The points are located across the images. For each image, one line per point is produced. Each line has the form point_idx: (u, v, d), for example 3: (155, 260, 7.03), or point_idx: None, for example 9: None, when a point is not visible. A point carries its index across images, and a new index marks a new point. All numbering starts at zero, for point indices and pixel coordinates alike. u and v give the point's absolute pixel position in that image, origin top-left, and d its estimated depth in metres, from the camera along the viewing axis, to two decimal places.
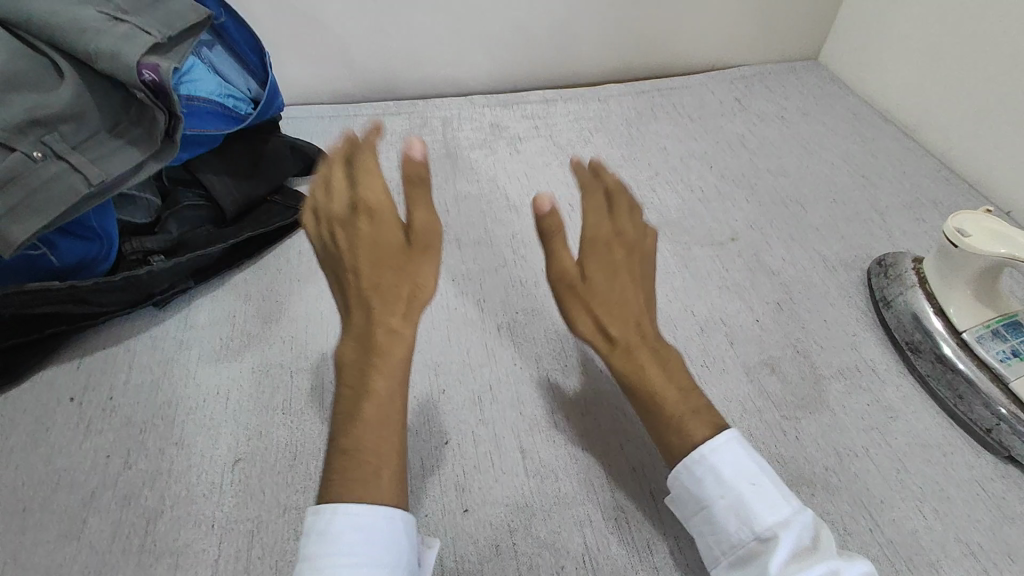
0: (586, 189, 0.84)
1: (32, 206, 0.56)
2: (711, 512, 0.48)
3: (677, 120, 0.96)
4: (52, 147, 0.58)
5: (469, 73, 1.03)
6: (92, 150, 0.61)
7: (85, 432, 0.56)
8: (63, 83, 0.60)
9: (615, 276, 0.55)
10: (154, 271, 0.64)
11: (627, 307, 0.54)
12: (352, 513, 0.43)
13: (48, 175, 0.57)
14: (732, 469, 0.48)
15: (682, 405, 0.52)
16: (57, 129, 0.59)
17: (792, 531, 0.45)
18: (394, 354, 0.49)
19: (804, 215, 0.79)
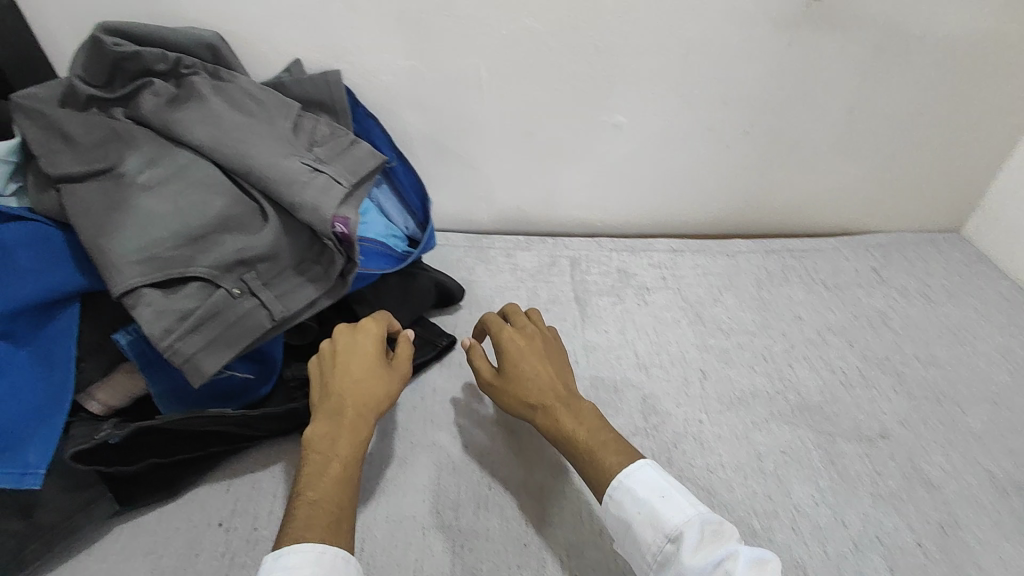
0: (718, 354, 0.82)
1: (227, 341, 0.63)
2: (630, 527, 0.56)
3: (811, 287, 0.95)
4: (249, 284, 0.65)
5: (600, 217, 1.06)
6: (279, 287, 0.67)
7: (230, 564, 0.59)
8: (267, 226, 0.68)
9: (522, 356, 0.69)
10: (311, 406, 0.68)
11: (540, 382, 0.67)
12: (316, 550, 0.50)
13: (242, 309, 0.64)
14: (644, 487, 0.57)
15: (595, 440, 0.63)
16: (255, 267, 0.66)
17: (695, 528, 0.53)
18: (354, 430, 0.60)
19: (962, 416, 0.74)
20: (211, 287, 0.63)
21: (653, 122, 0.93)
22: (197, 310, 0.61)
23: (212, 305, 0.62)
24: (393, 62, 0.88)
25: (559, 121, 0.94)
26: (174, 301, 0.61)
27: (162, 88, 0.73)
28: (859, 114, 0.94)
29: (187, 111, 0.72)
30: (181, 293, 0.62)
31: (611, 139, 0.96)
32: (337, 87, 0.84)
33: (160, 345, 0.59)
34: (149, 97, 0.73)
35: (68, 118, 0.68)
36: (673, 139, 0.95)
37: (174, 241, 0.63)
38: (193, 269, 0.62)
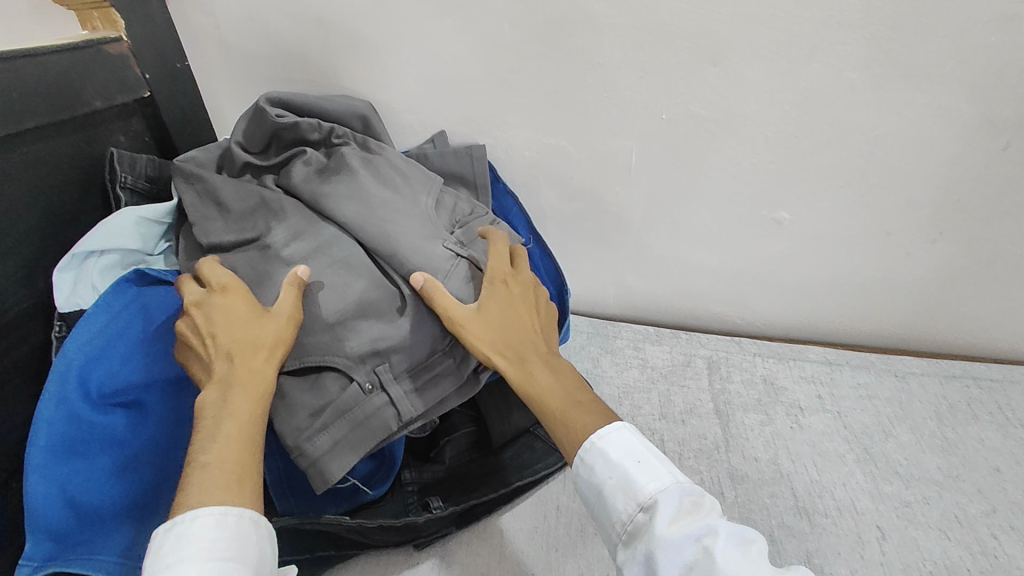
0: (898, 508, 0.69)
1: (353, 442, 0.58)
2: (602, 493, 0.51)
3: (1008, 429, 0.79)
4: (381, 378, 0.60)
5: (741, 315, 0.96)
6: (412, 382, 0.62)
7: None
8: (405, 315, 0.63)
9: (507, 306, 0.64)
10: (430, 518, 0.61)
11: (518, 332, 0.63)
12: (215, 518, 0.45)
13: (371, 407, 0.59)
14: (618, 450, 0.51)
15: (568, 399, 0.58)
16: (389, 359, 0.62)
17: (672, 496, 0.47)
18: (254, 388, 0.53)
19: None
20: (345, 378, 0.60)
21: (823, 222, 0.84)
22: (327, 408, 0.59)
23: (341, 402, 0.59)
24: (540, 140, 0.84)
25: (711, 211, 0.87)
26: (307, 397, 0.59)
27: (311, 158, 0.71)
28: None
29: (332, 181, 0.68)
30: (314, 387, 0.60)
31: (767, 235, 0.87)
32: (480, 161, 0.81)
33: (292, 443, 0.58)
34: (298, 166, 0.70)
35: (223, 185, 0.68)
36: (839, 240, 0.85)
37: (313, 329, 0.61)
38: (329, 357, 0.60)
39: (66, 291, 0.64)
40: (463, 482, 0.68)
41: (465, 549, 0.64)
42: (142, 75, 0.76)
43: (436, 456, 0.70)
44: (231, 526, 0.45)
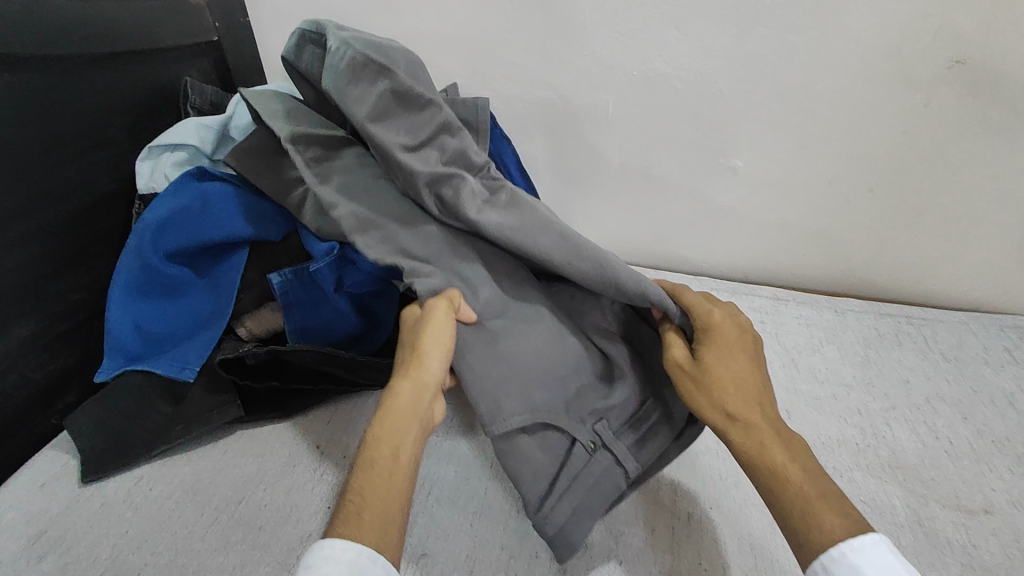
0: (808, 399, 0.81)
1: (590, 504, 0.63)
2: None
3: (926, 354, 0.89)
4: (602, 437, 0.65)
5: (705, 257, 1.08)
6: (632, 437, 0.66)
7: (319, 479, 0.67)
8: (617, 384, 0.67)
9: (724, 355, 0.59)
10: None
11: (745, 389, 0.58)
12: (328, 550, 0.46)
13: (598, 467, 0.64)
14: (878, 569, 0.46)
15: (805, 473, 0.52)
16: (606, 417, 0.66)
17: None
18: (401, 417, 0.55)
19: None
20: (567, 437, 0.65)
21: (775, 170, 0.95)
22: (560, 469, 0.64)
23: (574, 463, 0.64)
24: (531, 93, 0.99)
25: (675, 157, 0.98)
26: (539, 458, 0.64)
27: (473, 184, 0.67)
28: (1004, 184, 0.88)
29: (508, 217, 0.65)
30: (540, 446, 0.64)
31: (724, 182, 0.99)
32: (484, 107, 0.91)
33: (537, 514, 0.62)
34: (458, 189, 0.65)
35: (385, 216, 0.68)
36: (788, 186, 0.96)
37: (543, 389, 0.64)
38: (556, 418, 0.64)
39: (146, 178, 0.82)
40: None
41: None
42: (214, 23, 0.96)
43: None
44: (345, 562, 0.46)
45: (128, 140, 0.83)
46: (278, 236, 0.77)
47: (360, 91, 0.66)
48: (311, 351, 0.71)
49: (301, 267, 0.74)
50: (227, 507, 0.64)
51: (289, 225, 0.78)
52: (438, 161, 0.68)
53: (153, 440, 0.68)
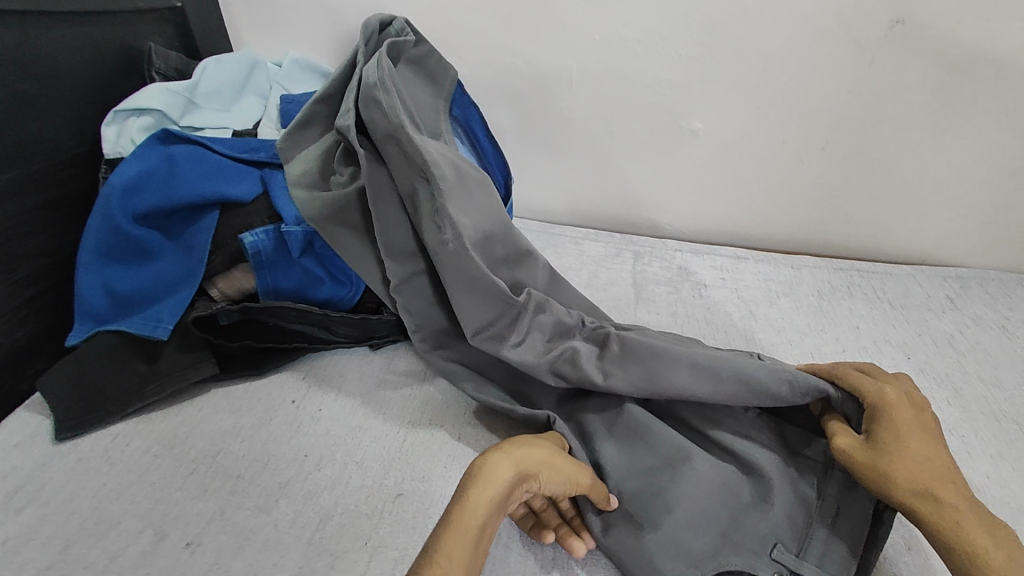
0: (765, 346, 0.85)
1: None
2: None
3: (874, 303, 0.94)
4: (785, 564, 0.55)
5: (670, 220, 1.12)
6: (814, 552, 0.56)
7: (295, 430, 0.68)
8: (771, 501, 0.58)
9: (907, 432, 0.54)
10: (382, 320, 0.79)
11: (934, 467, 0.52)
12: None
13: None
14: None
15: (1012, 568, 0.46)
16: (779, 539, 0.57)
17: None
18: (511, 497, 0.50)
19: (1019, 435, 0.72)
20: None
21: (734, 132, 0.99)
22: None
23: None
24: (497, 59, 1.00)
25: (638, 122, 1.01)
26: None
27: (585, 348, 0.69)
28: (943, 139, 0.94)
29: (634, 373, 0.64)
30: None
31: (686, 144, 1.02)
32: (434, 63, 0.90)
33: None
34: (569, 370, 0.67)
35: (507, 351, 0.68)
36: (746, 147, 1.00)
37: (693, 529, 0.58)
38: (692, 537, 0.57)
39: (113, 143, 0.81)
40: None
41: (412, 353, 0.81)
42: None
43: None
44: None
45: (91, 105, 0.82)
46: (247, 198, 0.76)
47: (475, 270, 0.66)
48: (285, 305, 0.74)
49: (275, 226, 0.76)
50: (205, 459, 0.65)
51: (259, 188, 0.78)
52: (544, 343, 0.70)
53: (128, 399, 0.69)
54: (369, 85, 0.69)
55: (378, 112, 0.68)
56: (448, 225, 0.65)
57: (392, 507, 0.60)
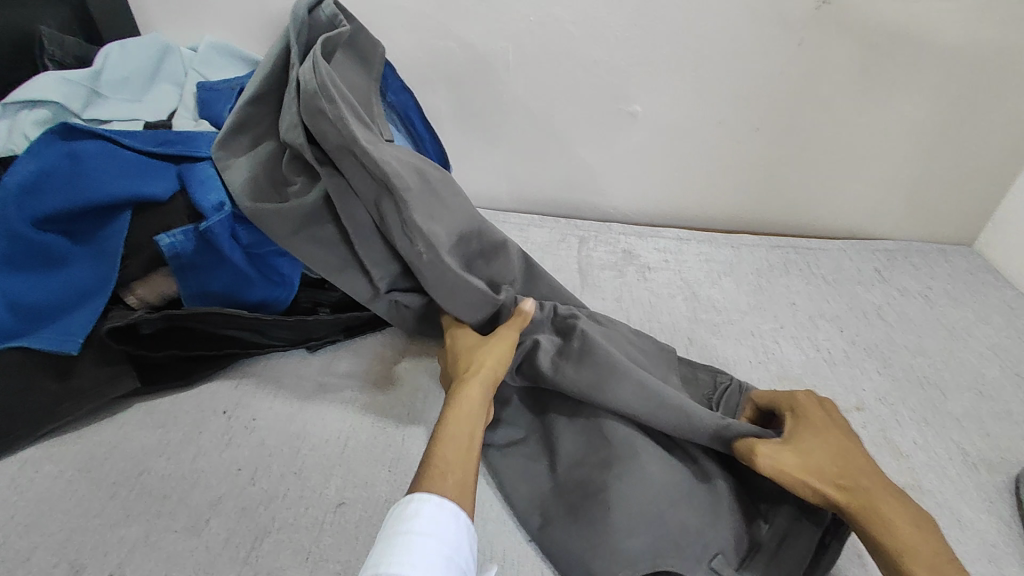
0: (708, 327, 0.86)
1: None
2: None
3: (810, 279, 0.97)
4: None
5: (613, 203, 1.11)
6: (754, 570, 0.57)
7: (227, 443, 0.64)
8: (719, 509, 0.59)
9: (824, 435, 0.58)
10: (319, 320, 0.74)
11: (852, 465, 0.55)
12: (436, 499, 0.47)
13: None
14: None
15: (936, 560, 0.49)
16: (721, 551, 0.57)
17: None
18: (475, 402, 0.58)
19: (943, 400, 0.75)
20: None
21: (672, 114, 0.99)
22: None
23: None
24: (429, 42, 0.96)
25: (578, 105, 1.00)
26: None
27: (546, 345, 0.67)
28: (868, 116, 0.97)
29: (584, 374, 0.64)
30: None
31: (626, 127, 1.01)
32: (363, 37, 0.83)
33: None
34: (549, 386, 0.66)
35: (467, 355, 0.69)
36: (684, 129, 1.00)
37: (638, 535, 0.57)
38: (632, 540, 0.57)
39: (3, 140, 0.73)
40: (353, 306, 0.80)
41: (351, 353, 0.78)
42: None
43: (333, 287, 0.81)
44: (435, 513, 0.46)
45: None
46: (165, 195, 0.70)
47: (453, 278, 0.66)
48: (210, 310, 0.68)
49: (195, 227, 0.69)
50: (127, 481, 0.60)
51: (176, 184, 0.71)
52: None
53: (39, 422, 0.64)
54: (309, 93, 0.63)
55: (326, 124, 0.63)
56: (420, 237, 0.64)
57: (333, 518, 0.57)
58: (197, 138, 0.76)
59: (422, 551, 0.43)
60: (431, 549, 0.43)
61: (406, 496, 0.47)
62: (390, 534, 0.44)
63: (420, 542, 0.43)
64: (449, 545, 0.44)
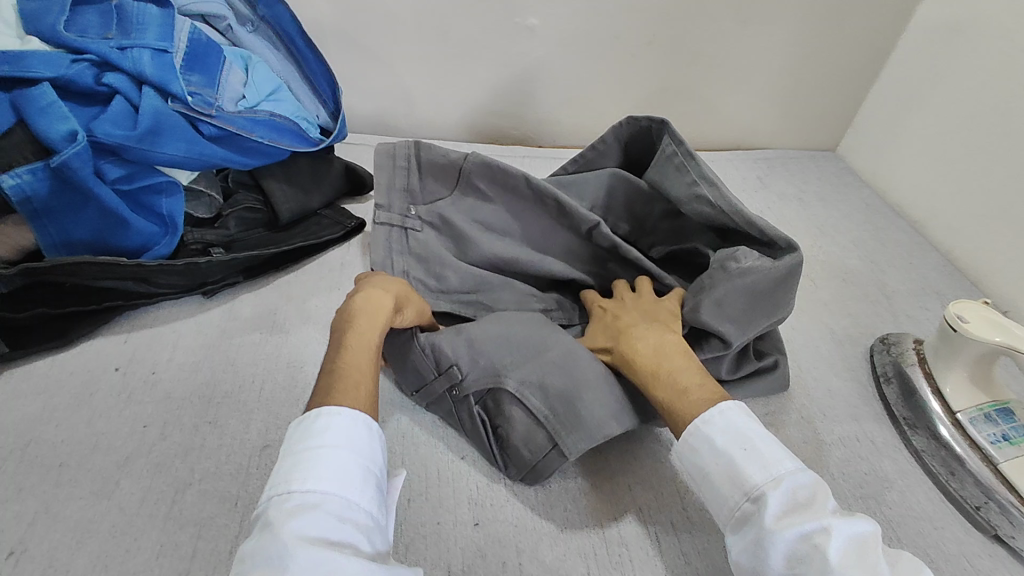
0: None
1: (616, 519, 0.55)
2: (733, 473, 0.47)
3: None
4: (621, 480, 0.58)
5: (515, 124, 1.09)
6: (648, 473, 0.59)
7: (126, 401, 0.59)
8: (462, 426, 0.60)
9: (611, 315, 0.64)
10: (211, 263, 0.69)
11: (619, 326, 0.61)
12: (341, 414, 0.46)
13: (619, 511, 0.56)
14: (724, 436, 0.48)
15: (678, 368, 0.54)
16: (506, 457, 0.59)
17: (784, 489, 0.44)
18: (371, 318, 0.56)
19: (815, 289, 0.84)
20: (583, 483, 0.57)
21: (566, 27, 0.97)
22: (580, 513, 0.55)
23: (588, 511, 0.55)
24: None
25: (472, 19, 0.95)
26: (555, 514, 0.55)
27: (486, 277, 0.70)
28: (752, 27, 1.01)
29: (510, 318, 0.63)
30: (547, 496, 0.56)
31: (521, 42, 0.98)
32: None
33: None
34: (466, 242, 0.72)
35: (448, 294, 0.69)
36: (579, 43, 0.99)
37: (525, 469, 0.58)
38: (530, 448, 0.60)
39: None
40: (249, 245, 0.75)
41: (254, 295, 0.73)
42: None
43: (222, 225, 0.75)
44: (333, 425, 0.45)
45: None
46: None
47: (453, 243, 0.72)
48: (84, 260, 0.61)
49: (45, 163, 0.61)
50: (12, 454, 0.54)
51: (11, 116, 0.61)
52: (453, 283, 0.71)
53: None
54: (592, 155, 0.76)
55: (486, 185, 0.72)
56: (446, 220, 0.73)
57: (259, 461, 0.56)
58: (26, 56, 0.64)
59: (336, 462, 0.43)
60: (346, 459, 0.44)
61: (309, 412, 0.46)
62: (293, 460, 0.43)
63: (335, 454, 0.44)
64: (358, 447, 0.45)
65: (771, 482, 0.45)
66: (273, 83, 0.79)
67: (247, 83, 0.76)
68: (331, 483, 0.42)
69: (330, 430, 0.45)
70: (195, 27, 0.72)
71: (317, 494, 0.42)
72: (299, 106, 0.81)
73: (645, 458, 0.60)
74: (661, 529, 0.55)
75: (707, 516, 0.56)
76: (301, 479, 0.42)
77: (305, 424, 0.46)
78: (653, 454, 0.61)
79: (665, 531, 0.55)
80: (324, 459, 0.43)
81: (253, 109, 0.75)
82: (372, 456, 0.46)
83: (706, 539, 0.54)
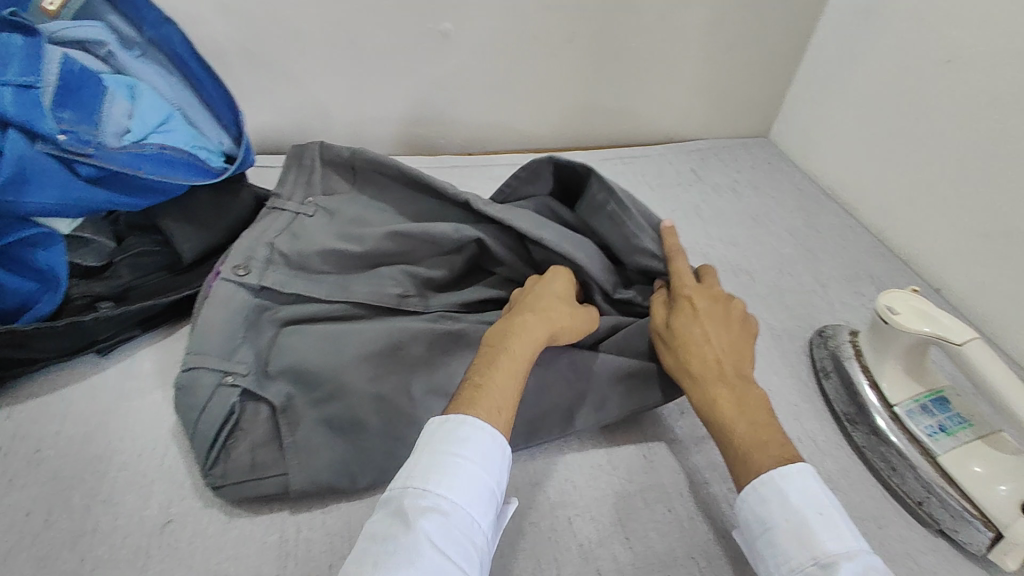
0: None
1: (556, 559, 0.52)
2: (805, 535, 0.45)
3: (637, 188, 1.00)
4: (560, 516, 0.55)
5: (440, 134, 1.05)
6: (587, 504, 0.56)
7: (5, 487, 0.53)
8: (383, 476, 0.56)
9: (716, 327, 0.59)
10: (100, 318, 0.63)
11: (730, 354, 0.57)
12: (477, 425, 0.48)
13: (559, 550, 0.53)
14: (801, 496, 0.47)
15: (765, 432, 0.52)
16: None
17: (859, 564, 0.43)
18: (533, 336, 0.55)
19: (753, 283, 0.83)
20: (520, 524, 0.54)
21: (483, 31, 0.93)
22: (517, 557, 0.52)
23: (525, 553, 0.52)
24: None
25: (382, 28, 0.90)
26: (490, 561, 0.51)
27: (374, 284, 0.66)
28: (672, 20, 0.99)
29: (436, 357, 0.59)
30: None
31: (437, 48, 0.94)
32: None
33: None
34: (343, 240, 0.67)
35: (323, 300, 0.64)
36: (497, 46, 0.96)
37: None
38: None
39: None
40: (148, 294, 0.69)
41: (157, 348, 0.67)
42: None
43: (112, 273, 0.69)
44: (467, 436, 0.47)
45: None
46: None
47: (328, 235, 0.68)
48: None
49: None
50: None
51: None
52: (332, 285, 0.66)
53: None
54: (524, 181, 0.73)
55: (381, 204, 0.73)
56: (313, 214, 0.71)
57: (160, 541, 0.50)
58: None
59: (467, 477, 0.45)
60: (472, 473, 0.45)
61: (451, 417, 0.48)
62: (428, 460, 0.46)
63: (466, 468, 0.45)
64: (487, 465, 0.46)
65: (844, 552, 0.44)
66: (163, 112, 0.73)
67: (132, 114, 0.70)
68: (460, 495, 0.44)
69: (464, 442, 0.47)
70: (67, 55, 0.65)
71: (445, 502, 0.44)
72: (195, 134, 0.75)
73: (585, 487, 0.57)
74: (603, 564, 0.52)
75: (650, 544, 0.53)
76: (434, 482, 0.45)
77: (457, 420, 0.48)
78: (593, 482, 0.58)
79: (608, 566, 0.52)
80: (458, 470, 0.45)
81: (140, 143, 0.69)
82: (505, 469, 0.48)
83: (649, 569, 0.52)
